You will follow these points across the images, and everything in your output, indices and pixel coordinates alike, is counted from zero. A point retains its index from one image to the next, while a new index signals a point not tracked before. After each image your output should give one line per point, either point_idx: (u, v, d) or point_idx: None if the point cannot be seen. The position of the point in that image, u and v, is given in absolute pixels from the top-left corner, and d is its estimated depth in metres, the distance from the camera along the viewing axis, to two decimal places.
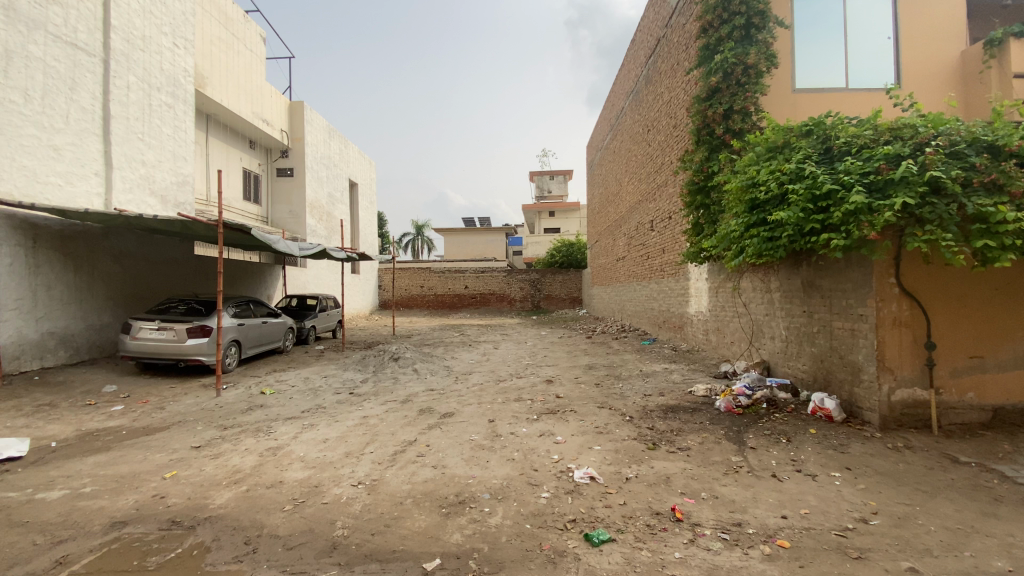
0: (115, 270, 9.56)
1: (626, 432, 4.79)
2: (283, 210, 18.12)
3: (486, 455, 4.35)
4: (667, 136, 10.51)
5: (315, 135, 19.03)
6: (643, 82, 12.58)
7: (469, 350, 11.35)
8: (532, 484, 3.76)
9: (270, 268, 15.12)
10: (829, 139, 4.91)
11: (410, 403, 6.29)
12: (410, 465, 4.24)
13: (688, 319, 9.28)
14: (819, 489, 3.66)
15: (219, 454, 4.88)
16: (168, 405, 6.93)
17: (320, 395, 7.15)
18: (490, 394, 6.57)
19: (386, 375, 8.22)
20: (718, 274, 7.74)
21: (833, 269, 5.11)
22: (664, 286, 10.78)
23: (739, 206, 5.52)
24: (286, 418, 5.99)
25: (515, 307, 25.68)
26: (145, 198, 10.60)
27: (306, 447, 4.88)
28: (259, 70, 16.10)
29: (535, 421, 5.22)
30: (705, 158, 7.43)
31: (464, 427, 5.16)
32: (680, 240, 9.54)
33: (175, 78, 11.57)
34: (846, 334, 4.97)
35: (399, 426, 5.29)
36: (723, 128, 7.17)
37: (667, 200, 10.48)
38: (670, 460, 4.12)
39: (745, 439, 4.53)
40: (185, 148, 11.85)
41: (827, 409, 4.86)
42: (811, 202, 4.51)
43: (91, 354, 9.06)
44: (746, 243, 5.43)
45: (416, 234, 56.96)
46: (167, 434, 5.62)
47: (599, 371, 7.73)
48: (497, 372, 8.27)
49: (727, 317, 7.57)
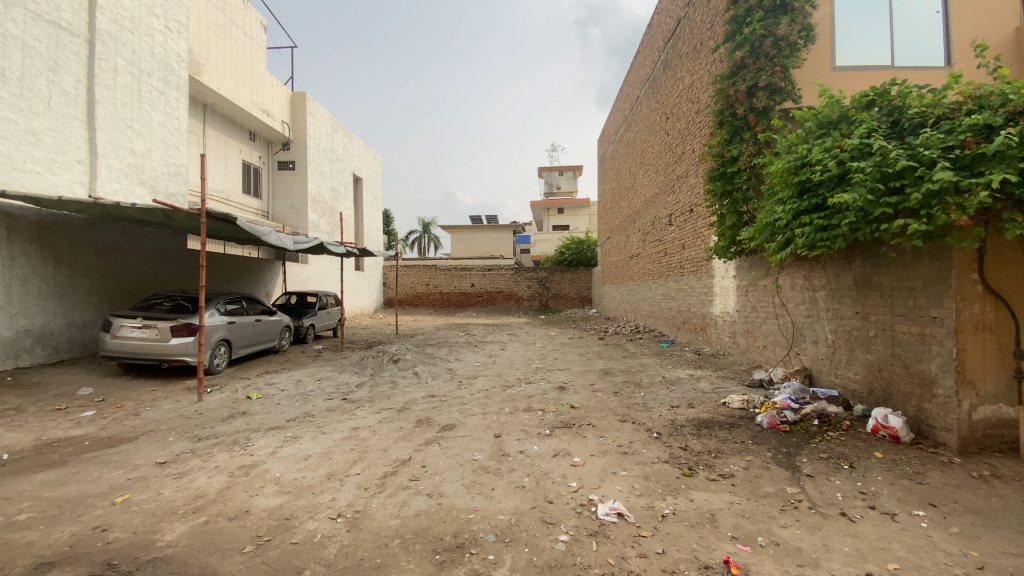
0: (100, 264, 8.99)
1: (656, 453, 4.08)
2: (283, 204, 17.49)
3: (491, 481, 3.67)
4: (688, 123, 9.78)
5: (317, 127, 18.41)
6: (661, 67, 11.84)
7: (475, 352, 10.67)
8: (546, 522, 3.07)
9: (269, 264, 14.50)
10: (896, 111, 4.17)
11: (407, 413, 5.61)
12: (401, 493, 3.57)
13: (712, 320, 8.53)
14: (904, 534, 2.95)
15: (184, 474, 4.23)
16: (143, 411, 6.29)
17: (310, 401, 6.50)
18: (496, 403, 5.90)
19: (384, 379, 7.57)
20: (749, 270, 7.02)
21: (898, 263, 4.36)
22: (684, 285, 10.04)
23: (784, 190, 4.75)
24: (269, 429, 5.34)
25: (523, 306, 24.99)
26: (133, 188, 10.01)
27: (284, 466, 4.22)
28: (260, 59, 15.52)
29: (548, 438, 4.52)
30: (728, 141, 6.49)
31: (466, 443, 4.49)
32: (703, 234, 8.81)
33: (167, 62, 11.00)
34: (914, 341, 4.24)
35: (393, 441, 4.62)
36: (746, 107, 6.30)
37: (688, 191, 9.76)
38: (712, 492, 3.42)
39: (797, 464, 3.82)
40: (177, 136, 11.26)
41: (893, 428, 4.12)
42: (881, 182, 3.77)
43: (72, 353, 8.48)
44: (794, 233, 4.65)
45: (422, 232, 56.31)
46: (134, 446, 5.00)
47: (616, 377, 7.03)
48: (505, 377, 7.58)
49: (760, 318, 6.83)
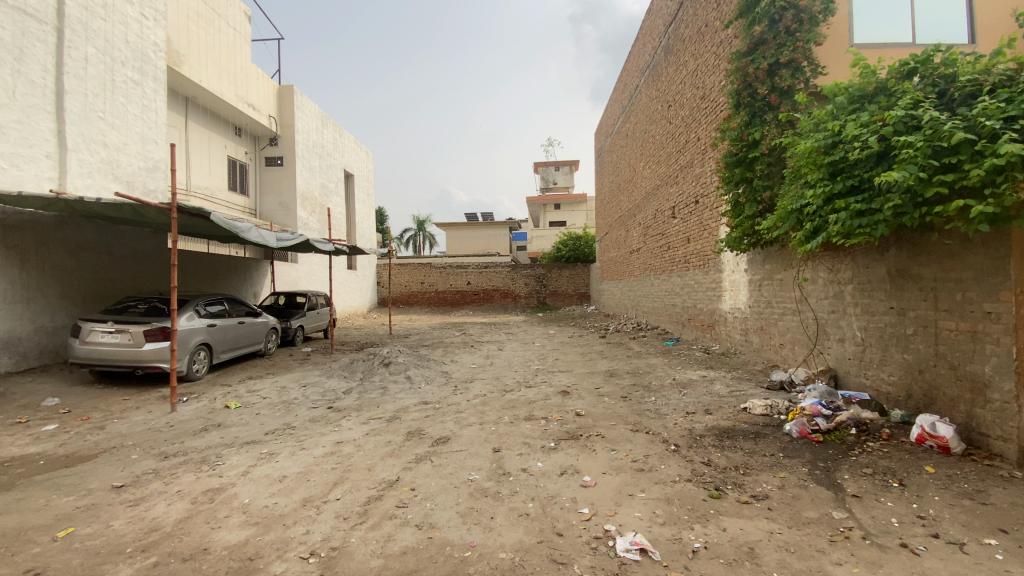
0: (71, 265, 8.43)
1: (676, 470, 3.60)
2: (272, 202, 16.88)
3: (489, 508, 3.17)
4: (693, 109, 9.29)
5: (305, 122, 17.83)
6: (663, 53, 11.32)
7: (471, 353, 10.17)
8: (555, 562, 2.58)
9: (256, 264, 13.97)
10: (942, 83, 3.72)
11: (396, 423, 5.11)
12: (385, 524, 3.07)
13: (721, 316, 8.05)
14: (983, 570, 2.47)
15: (141, 501, 3.71)
16: (110, 424, 5.77)
17: (292, 410, 5.99)
18: (495, 410, 5.41)
19: (374, 384, 7.07)
20: (765, 264, 6.55)
21: (943, 253, 3.90)
22: (689, 280, 9.57)
23: (812, 173, 4.27)
24: (243, 443, 4.83)
25: (519, 304, 24.52)
26: (107, 184, 9.42)
27: (254, 490, 3.70)
28: (244, 50, 14.92)
29: (553, 452, 4.03)
30: (745, 122, 5.96)
31: (462, 459, 4.00)
32: (711, 227, 8.34)
33: (143, 51, 10.41)
34: (962, 339, 3.78)
35: (380, 458, 4.12)
36: (767, 87, 5.79)
37: (694, 181, 9.28)
38: (747, 519, 2.95)
39: (840, 482, 3.35)
40: (155, 129, 10.68)
41: (943, 438, 3.65)
42: (934, 158, 3.30)
43: (42, 360, 7.93)
44: (825, 220, 4.17)
45: (417, 230, 55.55)
46: (91, 466, 4.49)
47: (623, 379, 6.54)
48: (503, 380, 7.10)
49: (776, 314, 6.37)
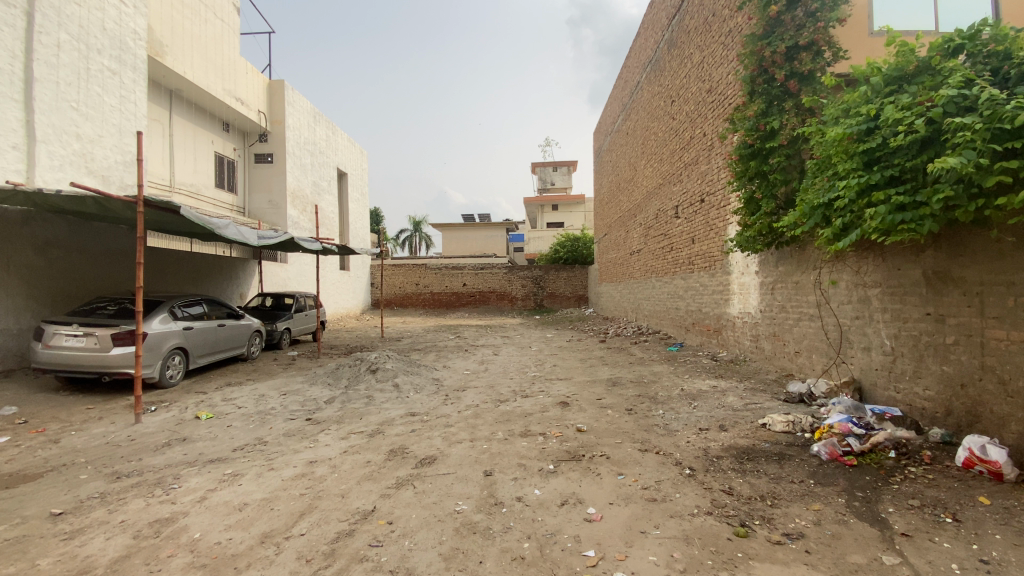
0: (39, 263, 7.89)
1: (693, 500, 3.13)
2: (261, 200, 16.35)
3: (477, 549, 2.69)
4: (697, 103, 8.88)
5: (297, 117, 17.33)
6: (665, 47, 10.93)
7: (464, 357, 9.71)
8: None
9: (243, 264, 13.45)
10: (995, 60, 3.29)
11: (379, 439, 4.64)
12: (353, 569, 2.58)
13: (729, 321, 7.60)
14: None
15: (77, 534, 3.22)
16: (66, 437, 5.26)
17: (268, 422, 5.50)
18: (488, 423, 4.95)
19: (359, 393, 6.59)
20: (779, 266, 6.11)
21: (994, 253, 3.46)
22: (694, 283, 9.12)
23: (842, 163, 3.83)
24: (207, 462, 4.34)
25: (516, 306, 24.04)
26: (80, 177, 8.91)
27: (208, 522, 3.21)
28: (233, 42, 14.43)
29: (552, 477, 3.55)
30: (762, 111, 5.51)
31: (449, 484, 3.52)
32: (719, 227, 7.90)
33: (122, 40, 9.91)
34: (1015, 350, 3.34)
35: (356, 482, 3.63)
36: (786, 72, 5.37)
37: (699, 179, 8.86)
38: (782, 565, 2.48)
39: (884, 518, 2.89)
40: (133, 121, 10.17)
41: (995, 463, 3.17)
42: (993, 143, 2.87)
43: (4, 365, 7.40)
44: (858, 215, 3.73)
45: (413, 230, 55.01)
46: (32, 488, 3.99)
47: (626, 389, 6.08)
48: (497, 389, 6.63)
49: (791, 319, 5.93)
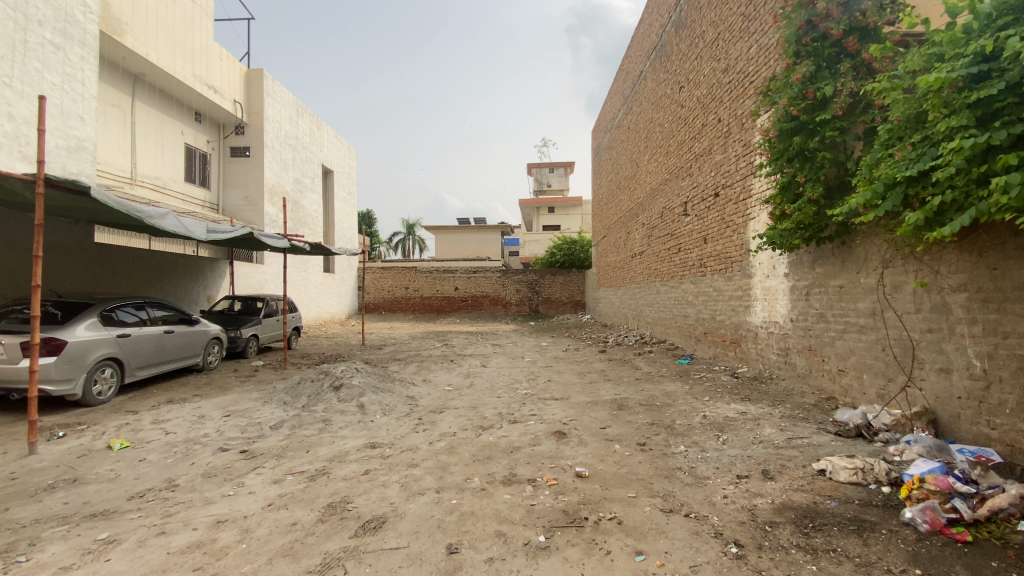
0: None
1: None
2: (237, 196, 15.22)
3: None
4: (711, 86, 7.94)
5: (277, 109, 16.28)
6: (672, 30, 10.03)
7: (449, 370, 8.64)
8: None
9: (212, 263, 12.36)
10: None
11: (320, 485, 3.57)
12: None
13: (750, 331, 6.59)
14: None
15: None
16: None
17: (193, 455, 4.43)
18: (464, 461, 3.89)
19: (317, 415, 5.54)
20: (819, 265, 5.10)
21: None
22: (706, 287, 8.13)
23: (937, 122, 2.86)
24: (87, 518, 3.26)
25: (510, 312, 22.97)
26: (11, 162, 7.75)
27: None
28: (206, 26, 13.37)
29: (542, 559, 2.49)
30: (809, 75, 4.54)
31: (396, 568, 2.44)
32: (739, 223, 6.92)
33: (67, 11, 8.81)
34: None
35: (264, 563, 2.55)
36: (842, 25, 4.39)
37: (712, 170, 7.90)
38: None
39: None
40: (79, 103, 9.07)
41: None
42: None
43: None
44: (966, 189, 2.74)
45: (407, 233, 53.86)
46: None
47: (636, 414, 5.06)
48: (482, 411, 5.58)
49: (832, 331, 4.93)
